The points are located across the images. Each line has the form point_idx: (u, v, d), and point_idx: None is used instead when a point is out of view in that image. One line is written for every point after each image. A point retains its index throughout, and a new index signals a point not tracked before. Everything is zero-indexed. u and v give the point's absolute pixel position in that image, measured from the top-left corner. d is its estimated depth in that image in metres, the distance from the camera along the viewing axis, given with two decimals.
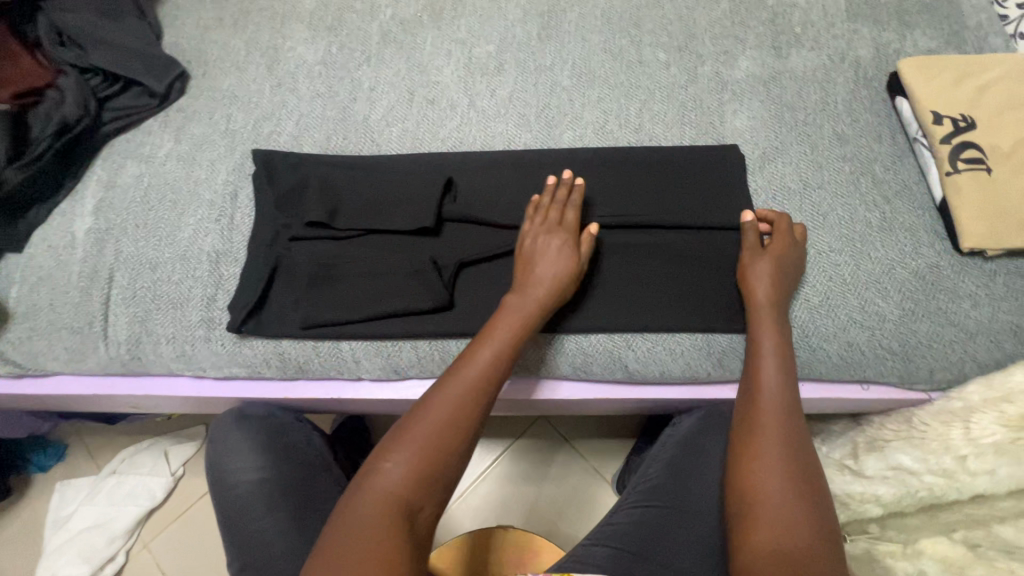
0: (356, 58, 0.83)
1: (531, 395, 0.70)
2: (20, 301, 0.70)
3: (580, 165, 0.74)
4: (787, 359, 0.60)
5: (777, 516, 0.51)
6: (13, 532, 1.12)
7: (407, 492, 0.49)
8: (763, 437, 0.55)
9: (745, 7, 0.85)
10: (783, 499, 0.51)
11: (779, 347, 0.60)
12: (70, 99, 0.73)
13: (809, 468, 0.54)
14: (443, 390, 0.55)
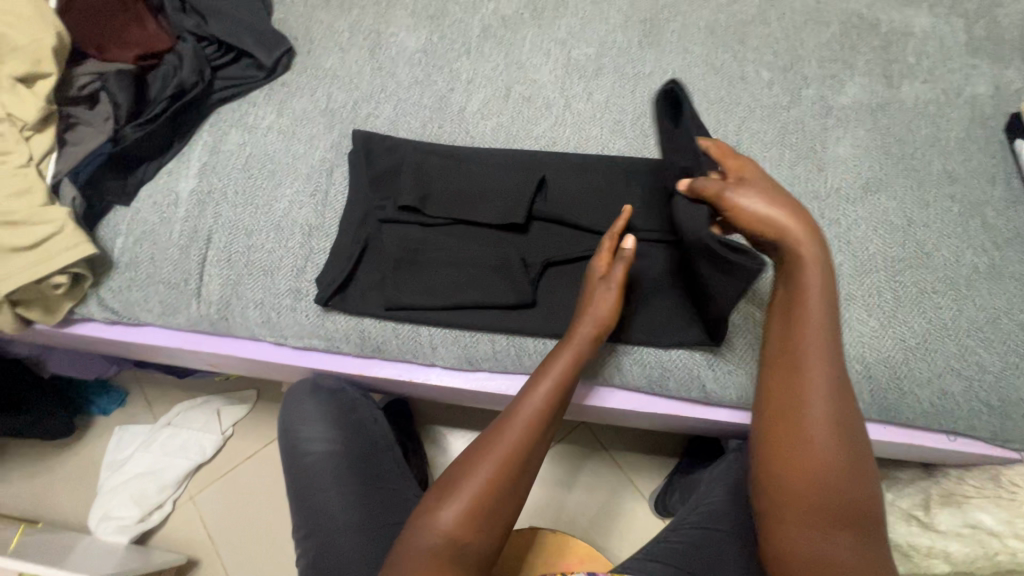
0: (455, 48, 0.84)
1: (600, 403, 0.70)
2: (124, 252, 0.73)
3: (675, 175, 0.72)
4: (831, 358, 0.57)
5: (808, 525, 0.55)
6: (70, 469, 1.18)
7: (490, 499, 0.55)
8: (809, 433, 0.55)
9: (857, 32, 0.82)
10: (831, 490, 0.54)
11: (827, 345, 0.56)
12: (188, 64, 0.76)
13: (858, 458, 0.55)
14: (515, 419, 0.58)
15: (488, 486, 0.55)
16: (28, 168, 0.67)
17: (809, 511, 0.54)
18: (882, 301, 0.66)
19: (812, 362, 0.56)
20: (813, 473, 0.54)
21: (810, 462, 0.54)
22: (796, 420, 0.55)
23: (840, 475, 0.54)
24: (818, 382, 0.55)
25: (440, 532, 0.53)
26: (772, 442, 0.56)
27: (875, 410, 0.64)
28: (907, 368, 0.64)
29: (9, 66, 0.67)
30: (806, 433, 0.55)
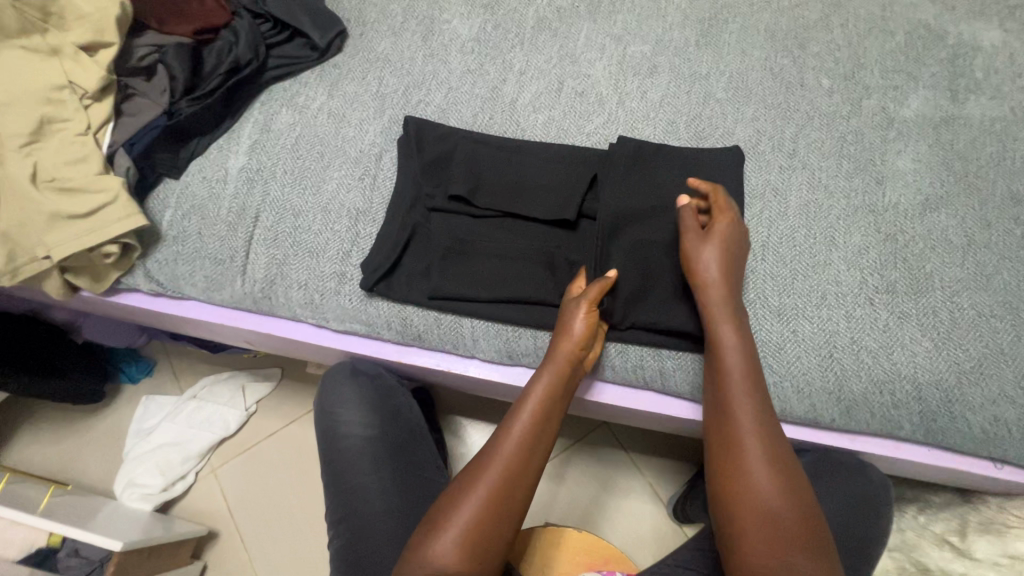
0: (509, 39, 0.83)
1: (637, 407, 0.70)
2: (172, 225, 0.73)
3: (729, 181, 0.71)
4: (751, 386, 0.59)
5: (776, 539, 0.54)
6: (97, 434, 1.20)
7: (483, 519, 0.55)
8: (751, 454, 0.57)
9: (923, 44, 0.80)
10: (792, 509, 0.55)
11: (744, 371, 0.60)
12: (244, 41, 0.76)
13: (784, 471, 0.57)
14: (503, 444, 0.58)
15: (481, 509, 0.55)
16: (86, 136, 0.67)
17: (769, 525, 0.55)
18: (937, 322, 0.64)
19: (732, 376, 0.60)
20: (767, 484, 0.56)
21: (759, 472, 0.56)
22: (732, 431, 0.58)
23: (784, 485, 0.56)
24: (738, 395, 0.59)
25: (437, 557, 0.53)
26: (723, 456, 0.58)
27: (923, 432, 0.63)
28: (960, 392, 0.62)
29: (74, 34, 0.68)
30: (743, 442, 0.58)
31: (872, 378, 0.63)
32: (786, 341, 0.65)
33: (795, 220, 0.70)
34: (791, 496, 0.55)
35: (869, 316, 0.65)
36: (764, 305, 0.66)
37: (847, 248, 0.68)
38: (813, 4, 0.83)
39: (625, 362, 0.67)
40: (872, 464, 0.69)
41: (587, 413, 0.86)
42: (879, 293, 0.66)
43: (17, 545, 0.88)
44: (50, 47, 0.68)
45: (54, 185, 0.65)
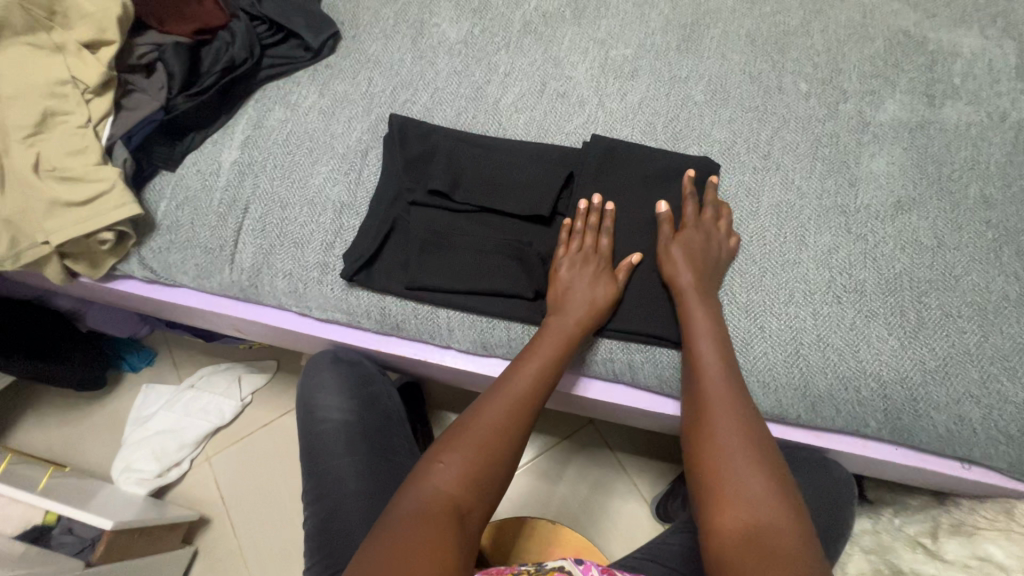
0: (495, 42, 0.85)
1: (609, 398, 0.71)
2: (166, 215, 0.77)
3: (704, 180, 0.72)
4: (726, 362, 0.61)
5: (749, 508, 0.52)
6: (98, 420, 1.24)
7: (454, 493, 0.55)
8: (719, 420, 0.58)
9: (902, 50, 0.81)
10: (762, 477, 0.53)
11: (716, 349, 0.62)
12: (240, 41, 0.79)
13: (757, 441, 0.56)
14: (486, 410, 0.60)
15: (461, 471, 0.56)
16: (87, 128, 0.71)
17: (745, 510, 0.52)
18: (904, 321, 0.65)
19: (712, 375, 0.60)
20: (744, 464, 0.54)
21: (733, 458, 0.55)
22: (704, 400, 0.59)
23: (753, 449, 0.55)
24: (710, 370, 0.61)
25: (404, 514, 0.53)
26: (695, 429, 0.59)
27: (887, 430, 0.64)
28: (924, 391, 0.63)
29: (77, 33, 0.72)
30: (717, 430, 0.57)
31: (837, 375, 0.64)
32: (753, 337, 0.66)
33: (766, 219, 0.71)
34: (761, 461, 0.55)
35: (836, 314, 0.66)
36: (731, 301, 0.68)
37: (816, 247, 0.69)
38: (794, 10, 0.85)
39: (596, 355, 0.69)
40: (838, 461, 0.70)
41: (567, 407, 0.87)
42: (847, 292, 0.67)
43: (13, 522, 0.92)
44: (56, 44, 0.72)
45: (55, 174, 0.69)
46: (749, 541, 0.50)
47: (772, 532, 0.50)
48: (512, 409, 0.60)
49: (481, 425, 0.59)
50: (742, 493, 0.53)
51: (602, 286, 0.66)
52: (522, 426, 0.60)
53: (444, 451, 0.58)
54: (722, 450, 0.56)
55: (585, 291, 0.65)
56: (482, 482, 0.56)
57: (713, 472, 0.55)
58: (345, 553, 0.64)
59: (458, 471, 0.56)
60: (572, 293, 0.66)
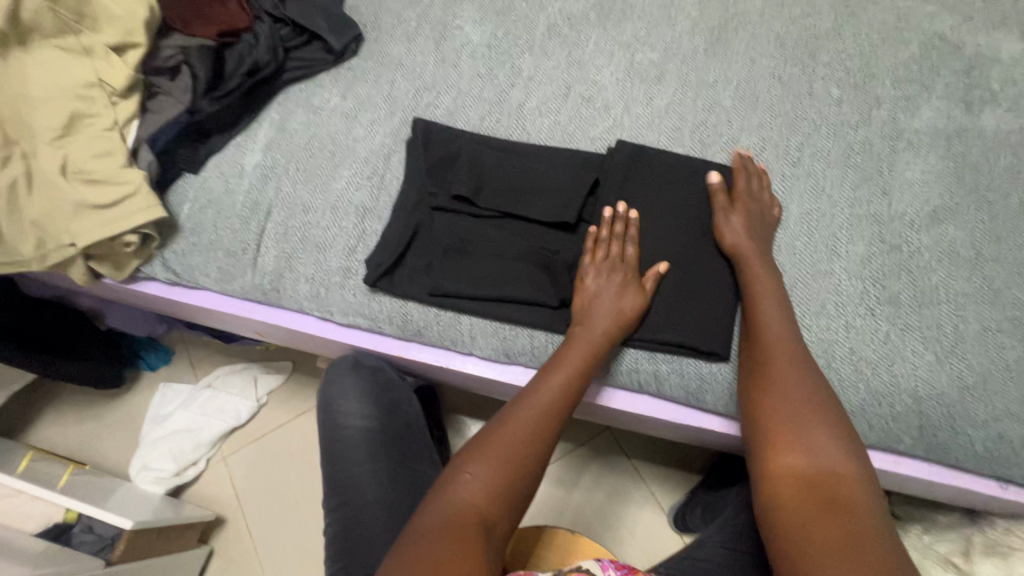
0: (519, 45, 0.84)
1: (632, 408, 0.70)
2: (189, 217, 0.77)
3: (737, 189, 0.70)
4: (788, 323, 0.62)
5: (805, 455, 0.55)
6: (116, 418, 1.25)
7: (482, 507, 0.54)
8: (782, 375, 0.59)
9: (938, 54, 0.79)
10: (818, 428, 0.56)
11: (779, 313, 0.63)
12: (263, 43, 0.79)
13: (814, 396, 0.58)
14: (517, 415, 0.60)
15: (491, 478, 0.56)
16: (114, 131, 0.71)
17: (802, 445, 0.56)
18: (941, 335, 0.63)
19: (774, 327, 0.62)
20: (804, 417, 0.57)
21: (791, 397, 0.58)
22: (766, 357, 0.61)
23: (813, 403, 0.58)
24: (771, 331, 0.62)
25: (428, 527, 0.52)
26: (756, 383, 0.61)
27: (922, 447, 0.62)
28: (962, 407, 0.61)
29: (105, 35, 0.72)
30: (782, 386, 0.59)
31: (870, 390, 0.62)
32: None
33: (797, 228, 0.70)
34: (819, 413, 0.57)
35: (870, 327, 0.64)
36: None
37: (849, 257, 0.68)
38: (825, 13, 0.83)
39: (621, 365, 0.68)
40: (869, 477, 0.69)
41: (588, 416, 0.86)
42: (881, 304, 0.65)
43: (33, 520, 0.93)
44: (83, 47, 0.72)
45: (82, 176, 0.69)
46: (809, 485, 0.54)
47: (831, 476, 0.54)
48: (536, 426, 0.59)
49: (504, 442, 0.58)
50: (802, 442, 0.56)
51: (628, 295, 0.65)
52: (547, 438, 0.60)
53: (468, 467, 0.57)
54: (784, 405, 0.58)
55: (611, 301, 0.65)
56: (508, 493, 0.56)
57: (772, 425, 0.58)
58: (366, 561, 0.63)
59: (483, 486, 0.55)
60: (599, 302, 0.65)
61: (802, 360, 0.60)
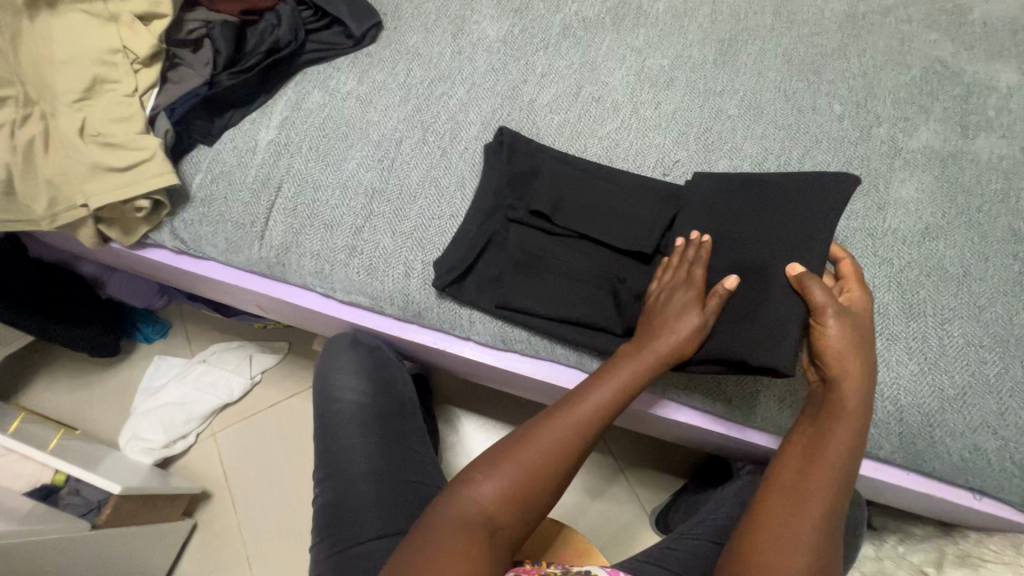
0: (534, 43, 0.87)
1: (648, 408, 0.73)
2: (200, 187, 0.78)
3: (826, 220, 0.64)
4: (846, 454, 0.58)
5: None
6: (109, 386, 1.25)
7: (498, 506, 0.56)
8: (796, 522, 0.55)
9: (938, 79, 0.82)
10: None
11: (847, 442, 0.58)
12: (286, 23, 0.81)
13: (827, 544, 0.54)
14: (556, 418, 0.60)
15: (512, 484, 0.57)
16: (133, 98, 0.73)
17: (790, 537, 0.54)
18: (925, 347, 0.65)
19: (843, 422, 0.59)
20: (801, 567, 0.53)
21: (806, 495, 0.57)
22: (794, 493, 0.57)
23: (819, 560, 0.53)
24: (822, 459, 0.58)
25: (443, 519, 0.55)
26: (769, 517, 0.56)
27: (900, 454, 0.64)
28: (941, 417, 0.63)
29: (131, 4, 0.74)
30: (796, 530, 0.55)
31: None
32: None
33: None
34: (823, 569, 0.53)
35: None
36: None
37: None
38: (832, 33, 0.86)
39: None
40: (848, 482, 0.70)
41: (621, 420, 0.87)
42: (870, 314, 0.67)
43: (22, 480, 0.93)
44: (110, 13, 0.73)
45: (99, 139, 0.71)
46: None
47: None
48: (570, 444, 0.59)
49: (534, 454, 0.58)
50: None
51: (691, 316, 0.62)
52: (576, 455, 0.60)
53: (493, 471, 0.58)
54: (788, 535, 0.54)
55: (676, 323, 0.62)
56: (533, 492, 0.57)
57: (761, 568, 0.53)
58: (353, 533, 0.64)
59: (506, 493, 0.56)
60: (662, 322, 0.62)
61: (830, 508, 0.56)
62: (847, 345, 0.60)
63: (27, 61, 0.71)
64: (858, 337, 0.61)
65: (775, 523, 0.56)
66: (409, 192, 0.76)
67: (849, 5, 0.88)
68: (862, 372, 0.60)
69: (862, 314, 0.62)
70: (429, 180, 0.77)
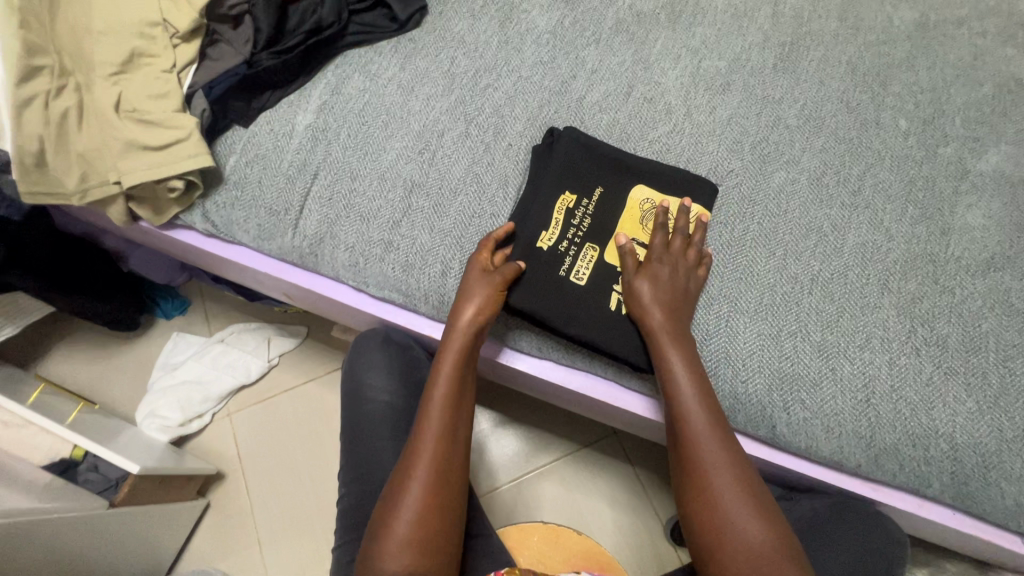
0: (585, 37, 0.83)
1: None
2: (234, 170, 0.76)
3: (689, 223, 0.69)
4: (699, 384, 0.60)
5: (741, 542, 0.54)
6: (127, 360, 1.25)
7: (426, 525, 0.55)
8: (701, 453, 0.58)
9: (1013, 99, 0.77)
10: (735, 509, 0.55)
11: (688, 365, 0.61)
12: (330, 2, 0.78)
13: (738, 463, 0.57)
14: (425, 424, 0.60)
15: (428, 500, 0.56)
16: (172, 74, 0.71)
17: (739, 549, 0.53)
18: (986, 384, 0.62)
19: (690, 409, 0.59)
20: (726, 498, 0.56)
21: (722, 493, 0.56)
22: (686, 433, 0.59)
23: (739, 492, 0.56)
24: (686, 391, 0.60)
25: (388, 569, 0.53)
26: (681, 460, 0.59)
27: (951, 494, 0.61)
28: (998, 459, 0.60)
29: None
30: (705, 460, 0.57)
31: (907, 431, 0.61)
32: (823, 379, 0.63)
33: (850, 257, 0.68)
34: (744, 500, 0.55)
35: (913, 367, 0.63)
36: (804, 338, 0.65)
37: (899, 294, 0.66)
38: (901, 43, 0.81)
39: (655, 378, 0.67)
40: (890, 516, 0.68)
41: (560, 403, 0.87)
42: (927, 345, 0.64)
43: (40, 452, 0.92)
44: None
45: (135, 115, 0.68)
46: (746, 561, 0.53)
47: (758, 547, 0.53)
48: (438, 473, 0.57)
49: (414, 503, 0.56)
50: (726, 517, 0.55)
51: (475, 298, 0.64)
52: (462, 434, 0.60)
53: (384, 538, 0.54)
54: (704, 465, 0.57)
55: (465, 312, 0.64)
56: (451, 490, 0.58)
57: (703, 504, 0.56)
58: None
59: (416, 534, 0.54)
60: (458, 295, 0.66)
61: (715, 424, 0.59)
62: (651, 297, 0.63)
63: (65, 29, 0.68)
64: (670, 287, 0.64)
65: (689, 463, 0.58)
66: (450, 187, 0.73)
67: (920, 13, 0.83)
68: (680, 315, 0.63)
69: (647, 265, 0.65)
70: (470, 175, 0.74)
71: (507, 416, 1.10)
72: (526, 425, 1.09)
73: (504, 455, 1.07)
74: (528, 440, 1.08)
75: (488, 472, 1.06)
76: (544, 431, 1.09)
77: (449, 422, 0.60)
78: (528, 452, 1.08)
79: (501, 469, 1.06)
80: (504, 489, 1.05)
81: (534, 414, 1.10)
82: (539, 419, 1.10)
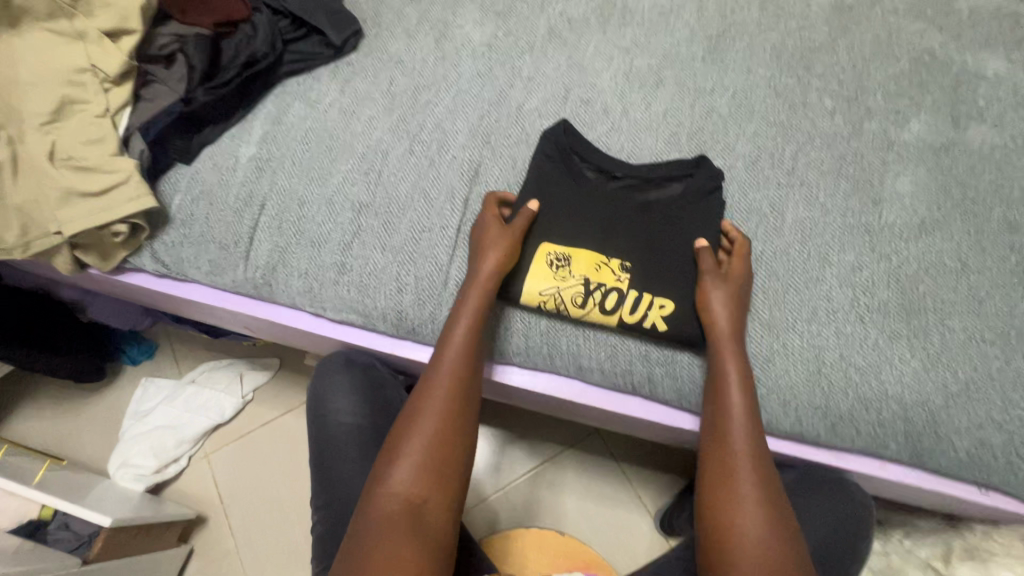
0: (519, 46, 0.85)
1: (644, 415, 0.71)
2: (180, 209, 0.75)
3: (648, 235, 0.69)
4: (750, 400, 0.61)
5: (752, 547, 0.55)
6: (95, 412, 1.22)
7: (411, 497, 0.57)
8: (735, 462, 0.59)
9: (928, 71, 0.81)
10: (760, 527, 0.56)
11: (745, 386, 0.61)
12: (262, 35, 0.78)
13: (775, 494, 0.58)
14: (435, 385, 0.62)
15: (420, 464, 0.58)
16: (105, 118, 0.70)
17: (744, 548, 0.55)
18: (927, 344, 0.65)
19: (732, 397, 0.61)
20: (745, 507, 0.57)
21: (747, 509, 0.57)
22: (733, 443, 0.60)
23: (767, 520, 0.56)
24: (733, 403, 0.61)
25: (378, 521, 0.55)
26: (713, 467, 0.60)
27: (907, 452, 0.64)
28: (946, 415, 0.62)
29: (99, 21, 0.71)
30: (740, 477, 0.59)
31: (859, 397, 0.63)
32: (775, 355, 0.65)
33: (790, 235, 0.71)
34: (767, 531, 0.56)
35: (859, 334, 0.65)
36: (754, 318, 0.67)
37: (840, 265, 0.69)
38: (819, 26, 0.85)
39: (618, 368, 0.68)
40: (855, 481, 0.70)
41: (559, 412, 0.89)
42: (871, 312, 0.66)
43: (8, 515, 0.89)
44: (77, 31, 0.71)
45: (71, 163, 0.67)
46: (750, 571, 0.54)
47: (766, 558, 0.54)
48: (428, 449, 0.59)
49: (407, 468, 0.58)
50: (743, 524, 0.56)
51: (491, 252, 0.65)
52: (467, 405, 0.62)
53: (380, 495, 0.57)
54: (741, 478, 0.58)
55: (476, 270, 0.65)
56: (445, 458, 0.59)
57: (721, 502, 0.58)
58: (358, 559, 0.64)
59: (399, 497, 0.56)
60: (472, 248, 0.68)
61: (762, 452, 0.60)
62: (729, 308, 0.63)
63: None
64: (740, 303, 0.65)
65: (722, 473, 0.60)
66: (398, 205, 0.74)
67: None
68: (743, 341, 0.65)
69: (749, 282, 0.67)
70: (417, 191, 0.75)
71: (487, 426, 1.10)
72: (507, 432, 1.09)
73: (487, 465, 1.07)
74: (510, 448, 1.08)
75: (473, 484, 1.06)
76: (525, 437, 1.09)
77: (449, 394, 0.61)
78: (512, 460, 1.08)
79: (485, 480, 1.06)
80: (491, 500, 1.05)
81: (513, 422, 1.10)
82: (519, 426, 1.10)
